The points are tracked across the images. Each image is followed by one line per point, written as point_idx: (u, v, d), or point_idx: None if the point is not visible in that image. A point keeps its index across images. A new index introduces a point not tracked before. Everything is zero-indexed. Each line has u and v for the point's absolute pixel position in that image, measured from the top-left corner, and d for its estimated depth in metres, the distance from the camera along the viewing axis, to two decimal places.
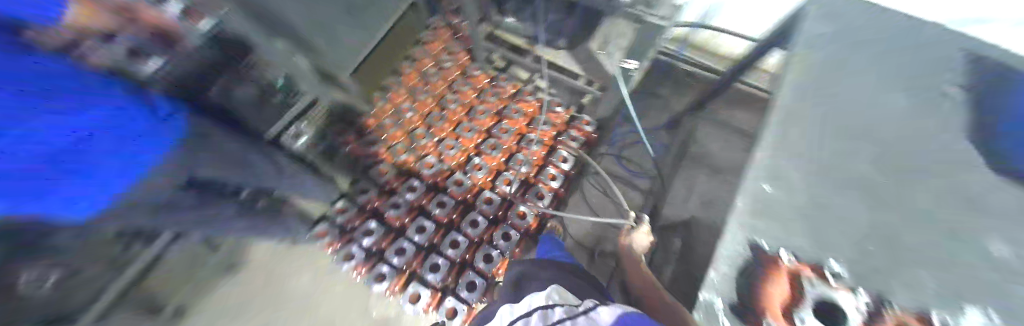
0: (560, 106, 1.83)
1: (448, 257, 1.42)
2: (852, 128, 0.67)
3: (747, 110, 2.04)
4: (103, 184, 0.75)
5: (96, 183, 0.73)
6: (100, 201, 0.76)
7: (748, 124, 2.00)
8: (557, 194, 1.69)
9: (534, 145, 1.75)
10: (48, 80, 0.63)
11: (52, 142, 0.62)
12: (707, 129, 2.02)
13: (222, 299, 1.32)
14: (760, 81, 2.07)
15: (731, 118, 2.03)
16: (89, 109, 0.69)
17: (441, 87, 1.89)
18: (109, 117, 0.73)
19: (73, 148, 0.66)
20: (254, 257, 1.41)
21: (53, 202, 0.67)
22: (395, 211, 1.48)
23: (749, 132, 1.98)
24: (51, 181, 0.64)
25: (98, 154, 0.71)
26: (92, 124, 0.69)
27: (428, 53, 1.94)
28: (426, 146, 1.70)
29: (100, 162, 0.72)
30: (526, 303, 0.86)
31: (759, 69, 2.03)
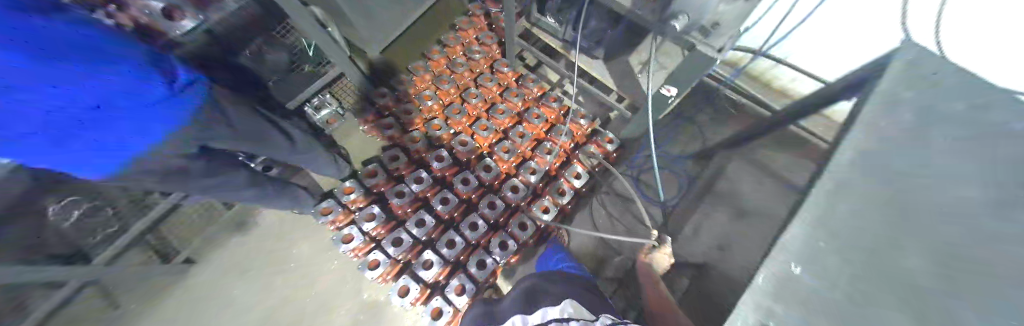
0: (585, 118, 1.73)
1: (443, 256, 1.43)
2: (947, 203, 0.50)
3: (793, 155, 1.83)
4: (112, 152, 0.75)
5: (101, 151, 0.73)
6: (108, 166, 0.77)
7: (792, 171, 1.79)
8: (563, 210, 1.64)
9: (549, 155, 1.68)
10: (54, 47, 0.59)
11: (34, 110, 0.59)
12: (744, 166, 1.84)
13: (233, 249, 1.51)
14: (816, 123, 1.84)
15: (773, 160, 1.83)
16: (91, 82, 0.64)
17: (466, 78, 1.84)
18: (109, 91, 0.66)
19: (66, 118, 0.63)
20: (266, 221, 1.55)
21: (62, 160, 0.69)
22: (399, 200, 1.48)
23: (791, 178, 1.78)
24: (43, 144, 0.64)
25: (96, 124, 0.68)
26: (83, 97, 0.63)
27: (460, 40, 1.89)
28: (441, 138, 1.69)
29: (97, 133, 0.69)
30: (540, 314, 0.89)
31: (822, 114, 1.83)
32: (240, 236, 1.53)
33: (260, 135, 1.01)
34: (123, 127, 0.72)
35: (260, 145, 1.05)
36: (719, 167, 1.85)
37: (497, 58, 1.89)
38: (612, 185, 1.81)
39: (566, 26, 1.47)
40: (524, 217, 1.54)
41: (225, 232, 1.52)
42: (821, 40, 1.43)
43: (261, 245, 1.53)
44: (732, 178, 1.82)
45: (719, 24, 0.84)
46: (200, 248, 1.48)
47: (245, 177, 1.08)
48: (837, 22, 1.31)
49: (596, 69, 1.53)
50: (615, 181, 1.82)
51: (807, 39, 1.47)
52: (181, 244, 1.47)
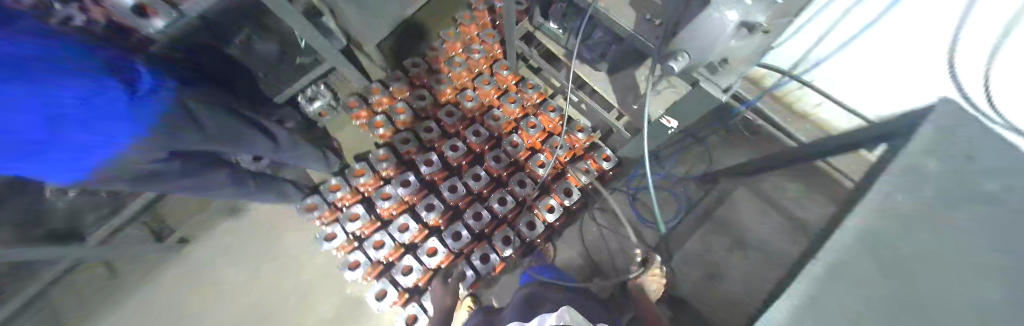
0: (583, 131, 1.63)
1: (424, 263, 1.44)
2: (930, 309, 0.44)
3: (812, 189, 1.63)
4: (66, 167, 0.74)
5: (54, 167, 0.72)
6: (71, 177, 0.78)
7: (807, 207, 1.61)
8: (551, 226, 1.59)
9: (543, 168, 1.60)
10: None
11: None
12: (752, 195, 1.66)
13: (224, 233, 1.56)
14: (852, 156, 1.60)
15: (787, 193, 1.65)
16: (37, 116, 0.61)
17: (464, 79, 1.77)
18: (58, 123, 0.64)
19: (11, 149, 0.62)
20: (256, 211, 1.59)
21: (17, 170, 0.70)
22: (385, 203, 1.48)
23: (804, 215, 1.60)
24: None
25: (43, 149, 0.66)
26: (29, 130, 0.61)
27: (461, 37, 1.79)
28: (432, 141, 1.64)
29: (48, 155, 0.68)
30: (536, 322, 0.81)
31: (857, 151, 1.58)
32: (231, 221, 1.57)
33: (239, 137, 1.02)
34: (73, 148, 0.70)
35: (235, 145, 1.05)
36: (725, 192, 1.68)
37: (499, 59, 1.79)
38: (606, 202, 1.71)
39: (570, 35, 1.41)
40: (509, 231, 1.51)
41: (217, 215, 1.57)
42: (855, 73, 1.26)
43: (251, 233, 1.56)
44: (738, 208, 1.65)
45: (728, 61, 0.77)
46: (194, 230, 1.55)
47: (225, 175, 1.10)
48: (872, 59, 1.15)
49: (599, 82, 1.41)
50: (611, 199, 1.71)
51: (838, 70, 1.30)
52: (177, 225, 1.54)
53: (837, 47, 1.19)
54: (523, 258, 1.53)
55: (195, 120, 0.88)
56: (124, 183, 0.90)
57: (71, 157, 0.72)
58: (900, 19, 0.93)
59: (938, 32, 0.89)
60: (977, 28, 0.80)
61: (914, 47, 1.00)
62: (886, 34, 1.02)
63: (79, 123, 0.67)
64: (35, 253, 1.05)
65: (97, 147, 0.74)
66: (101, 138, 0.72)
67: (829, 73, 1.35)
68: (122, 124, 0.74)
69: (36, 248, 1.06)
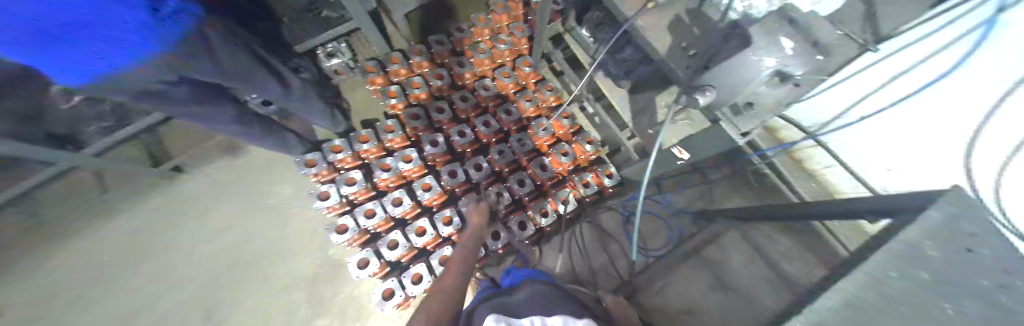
0: (592, 145, 1.64)
1: (410, 241, 1.44)
2: None
3: (801, 247, 1.63)
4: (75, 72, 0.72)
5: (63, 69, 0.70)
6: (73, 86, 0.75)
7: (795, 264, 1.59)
8: (540, 230, 1.60)
9: (545, 171, 1.60)
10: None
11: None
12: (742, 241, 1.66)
13: (217, 170, 1.55)
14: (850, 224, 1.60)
15: (777, 245, 1.64)
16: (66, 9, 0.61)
17: (486, 67, 1.76)
18: (84, 20, 0.65)
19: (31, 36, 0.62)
20: (254, 155, 1.58)
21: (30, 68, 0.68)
22: (385, 175, 1.48)
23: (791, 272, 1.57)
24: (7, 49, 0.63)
25: (61, 46, 0.66)
26: (52, 21, 0.61)
27: (491, 24, 1.77)
28: (442, 122, 1.63)
29: (63, 53, 0.67)
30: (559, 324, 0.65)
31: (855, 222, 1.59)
32: (227, 159, 1.57)
33: (251, 76, 1.02)
34: (86, 51, 0.70)
35: (250, 86, 1.06)
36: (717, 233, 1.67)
37: (524, 55, 1.79)
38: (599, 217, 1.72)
39: (601, 45, 1.40)
40: (500, 228, 1.51)
41: (215, 152, 1.56)
42: (874, 142, 1.25)
43: (247, 174, 1.56)
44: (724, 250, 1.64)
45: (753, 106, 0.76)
46: (188, 161, 1.54)
47: (231, 112, 1.10)
48: (898, 130, 1.13)
49: (619, 98, 1.44)
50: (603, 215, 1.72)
51: (864, 134, 1.26)
52: (175, 153, 1.54)
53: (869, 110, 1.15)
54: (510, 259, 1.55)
55: (209, 53, 0.87)
56: (125, 97, 0.88)
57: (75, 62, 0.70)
58: (946, 89, 0.91)
59: (973, 112, 0.88)
60: (1014, 114, 0.78)
61: (941, 126, 0.98)
62: (923, 106, 1.01)
63: (95, 25, 0.66)
64: (32, 150, 1.06)
65: (104, 57, 0.72)
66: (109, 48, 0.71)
67: (846, 136, 1.34)
68: (134, 41, 0.73)
69: (32, 147, 1.07)
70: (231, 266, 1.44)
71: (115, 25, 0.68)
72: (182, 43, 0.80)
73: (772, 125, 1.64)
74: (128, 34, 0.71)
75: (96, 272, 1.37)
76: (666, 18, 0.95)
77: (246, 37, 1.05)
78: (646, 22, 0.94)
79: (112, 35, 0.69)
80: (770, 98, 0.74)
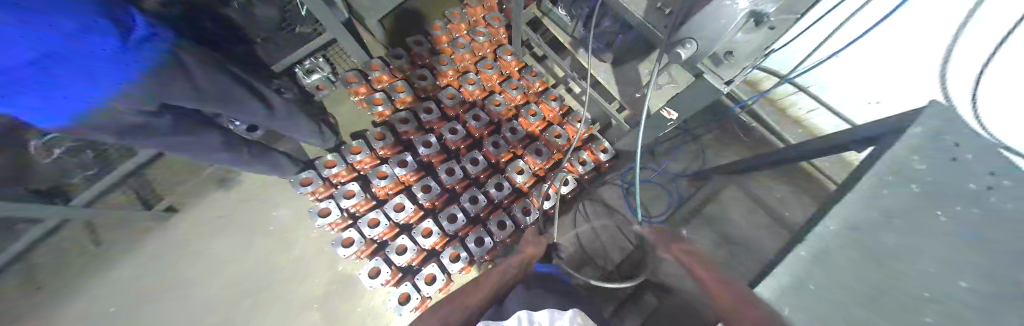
0: (583, 123, 1.65)
1: (418, 244, 1.44)
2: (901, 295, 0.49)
3: (795, 192, 1.68)
4: (57, 107, 0.72)
5: (47, 104, 0.70)
6: (58, 120, 0.75)
7: (791, 209, 1.64)
8: (546, 214, 1.61)
9: (540, 155, 1.61)
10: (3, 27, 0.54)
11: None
12: (740, 194, 1.71)
13: (212, 203, 1.52)
14: (841, 163, 1.65)
15: (774, 194, 1.69)
16: (34, 49, 0.59)
17: (467, 62, 1.75)
18: (58, 57, 0.63)
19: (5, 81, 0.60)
20: (248, 182, 1.56)
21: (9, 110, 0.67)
22: (383, 182, 1.47)
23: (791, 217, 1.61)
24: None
25: (39, 85, 0.65)
26: (26, 64, 0.60)
27: (466, 18, 1.77)
28: (432, 123, 1.63)
29: (41, 91, 0.66)
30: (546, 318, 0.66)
31: (843, 158, 1.65)
32: (221, 192, 1.54)
33: (233, 99, 1.00)
34: (66, 87, 0.69)
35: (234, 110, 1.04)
36: (716, 190, 1.71)
37: (503, 44, 1.79)
38: (598, 193, 1.75)
39: (577, 21, 1.41)
40: (507, 218, 1.52)
41: (207, 186, 1.53)
42: (850, 76, 1.29)
43: (244, 204, 1.53)
44: (724, 206, 1.69)
45: (734, 54, 0.78)
46: (182, 198, 1.51)
47: (219, 140, 1.09)
48: (872, 61, 1.17)
49: (603, 72, 1.44)
50: (602, 190, 1.75)
51: (841, 73, 1.30)
52: (168, 193, 1.51)
53: (843, 47, 1.18)
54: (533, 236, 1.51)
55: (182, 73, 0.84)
56: (107, 137, 0.86)
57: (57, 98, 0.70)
58: (912, 13, 0.95)
59: (946, 29, 0.91)
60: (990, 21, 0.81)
61: (914, 47, 1.02)
62: (892, 32, 1.04)
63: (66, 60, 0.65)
64: (23, 208, 1.04)
65: (81, 88, 0.71)
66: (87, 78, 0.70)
67: (821, 77, 1.39)
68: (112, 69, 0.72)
69: (20, 204, 1.04)
70: (242, 297, 1.42)
71: (91, 57, 0.67)
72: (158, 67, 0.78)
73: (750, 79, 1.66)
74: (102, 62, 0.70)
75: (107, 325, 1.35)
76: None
77: (223, 62, 1.03)
78: None
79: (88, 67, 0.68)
80: (750, 47, 0.76)
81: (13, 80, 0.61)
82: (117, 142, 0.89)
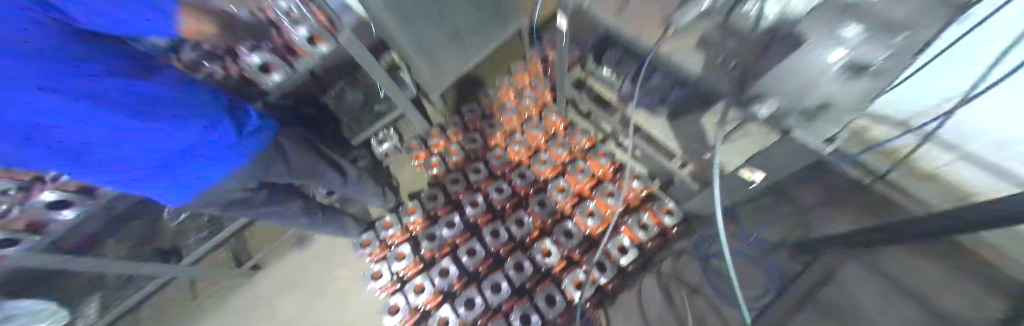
0: (639, 180, 1.49)
1: (460, 316, 1.33)
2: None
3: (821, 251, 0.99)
4: (201, 174, 0.85)
5: (198, 167, 0.83)
6: (208, 175, 0.87)
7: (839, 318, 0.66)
8: (603, 287, 1.37)
9: (591, 216, 1.46)
10: (155, 129, 0.71)
11: (163, 152, 0.76)
12: None
13: (288, 262, 1.72)
14: None
15: (854, 319, 0.75)
16: (168, 134, 0.74)
17: (514, 124, 1.84)
18: (185, 140, 0.77)
19: (159, 160, 0.76)
20: (320, 242, 1.74)
21: (164, 175, 0.80)
22: (429, 244, 1.50)
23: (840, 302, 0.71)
24: (179, 161, 0.80)
25: (192, 160, 0.82)
26: (171, 146, 0.76)
27: (513, 86, 1.92)
28: (481, 182, 1.69)
29: (185, 165, 0.81)
30: None
31: None
32: (298, 251, 1.74)
33: (316, 174, 1.19)
34: (198, 170, 0.84)
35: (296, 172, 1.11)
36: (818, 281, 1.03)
37: (549, 104, 1.85)
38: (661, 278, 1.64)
39: (625, 80, 1.39)
40: (557, 292, 1.34)
41: (286, 246, 1.75)
42: None
43: (309, 267, 1.69)
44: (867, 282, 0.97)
45: None
46: (264, 258, 1.72)
47: (299, 208, 1.24)
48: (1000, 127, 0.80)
49: (657, 127, 1.39)
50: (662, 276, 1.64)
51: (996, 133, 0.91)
52: (252, 252, 1.72)
53: None
54: (592, 313, 1.33)
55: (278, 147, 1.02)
56: (212, 209, 0.99)
57: (163, 168, 0.79)
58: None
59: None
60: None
61: None
62: None
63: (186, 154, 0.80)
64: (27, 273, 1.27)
65: (243, 151, 0.90)
66: (206, 138, 0.81)
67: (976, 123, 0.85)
68: (302, 169, 1.12)
69: (142, 263, 1.23)
70: None
71: (205, 158, 0.83)
72: (298, 137, 1.17)
73: (735, 17, 1.10)
74: (224, 152, 0.86)
75: None
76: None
77: (299, 153, 1.10)
78: None
79: (208, 147, 0.82)
80: (829, 93, 0.76)
81: (172, 165, 0.79)
82: (219, 212, 1.01)
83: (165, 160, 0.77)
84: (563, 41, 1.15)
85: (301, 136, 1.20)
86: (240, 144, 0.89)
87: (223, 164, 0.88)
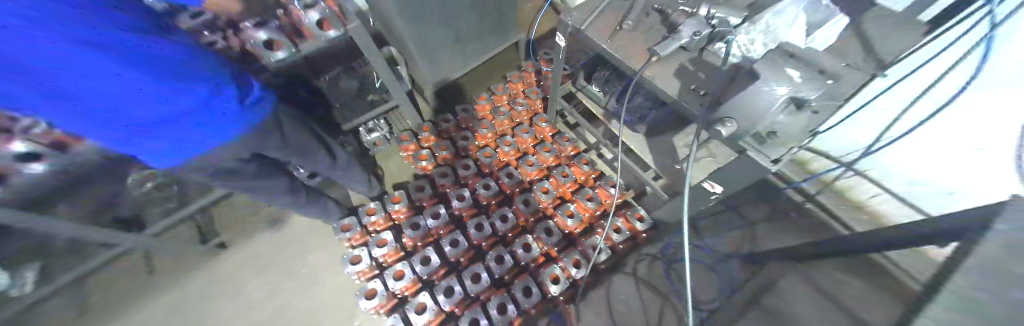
0: (615, 188, 1.63)
1: (439, 303, 1.37)
2: None
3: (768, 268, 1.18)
4: (203, 139, 0.85)
5: (201, 131, 0.83)
6: (210, 140, 0.87)
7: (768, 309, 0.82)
8: (576, 284, 1.46)
9: (571, 217, 1.57)
10: (168, 88, 0.71)
11: (168, 113, 0.74)
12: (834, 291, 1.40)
13: (260, 243, 1.67)
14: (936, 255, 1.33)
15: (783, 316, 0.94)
16: (180, 93, 0.74)
17: (505, 126, 1.93)
18: (195, 102, 0.78)
19: (165, 121, 0.75)
20: (297, 225, 1.71)
21: (164, 139, 0.78)
22: (413, 232, 1.53)
23: None
24: (182, 124, 0.79)
25: (198, 124, 0.81)
26: (180, 107, 0.75)
27: (508, 91, 2.01)
28: (469, 177, 1.75)
29: (188, 128, 0.80)
30: None
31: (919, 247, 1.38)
32: (271, 232, 1.70)
33: (308, 151, 1.19)
34: (198, 135, 0.83)
35: (290, 148, 1.11)
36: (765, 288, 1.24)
37: (539, 112, 1.96)
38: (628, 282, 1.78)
39: (611, 97, 1.53)
40: (534, 286, 1.41)
41: (258, 227, 1.71)
42: (920, 161, 1.18)
43: (283, 249, 1.65)
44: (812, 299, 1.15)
45: (778, 134, 0.74)
46: (234, 237, 1.69)
47: (286, 184, 1.23)
48: (919, 164, 1.18)
49: (635, 142, 1.53)
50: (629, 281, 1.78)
51: (903, 159, 1.22)
52: (220, 230, 1.70)
53: (895, 132, 1.15)
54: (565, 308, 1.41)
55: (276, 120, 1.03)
56: (198, 176, 0.98)
57: (165, 132, 0.77)
58: (975, 104, 0.94)
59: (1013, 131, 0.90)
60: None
61: (990, 128, 0.94)
62: (962, 115, 0.99)
63: (191, 117, 0.79)
64: None
65: (245, 118, 0.92)
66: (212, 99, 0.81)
67: (912, 167, 1.20)
68: (295, 145, 1.13)
69: (96, 228, 1.15)
70: None
71: (209, 123, 0.83)
72: (294, 114, 1.18)
73: (706, 53, 0.96)
74: (229, 117, 0.87)
75: None
76: (643, 49, 1.06)
77: (294, 129, 1.11)
78: (654, 71, 0.99)
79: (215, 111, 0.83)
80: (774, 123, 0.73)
81: (175, 128, 0.78)
82: (206, 180, 1.00)
83: (170, 122, 0.76)
84: (559, 57, 1.27)
85: (296, 114, 1.21)
86: (244, 110, 0.91)
87: (225, 130, 0.88)
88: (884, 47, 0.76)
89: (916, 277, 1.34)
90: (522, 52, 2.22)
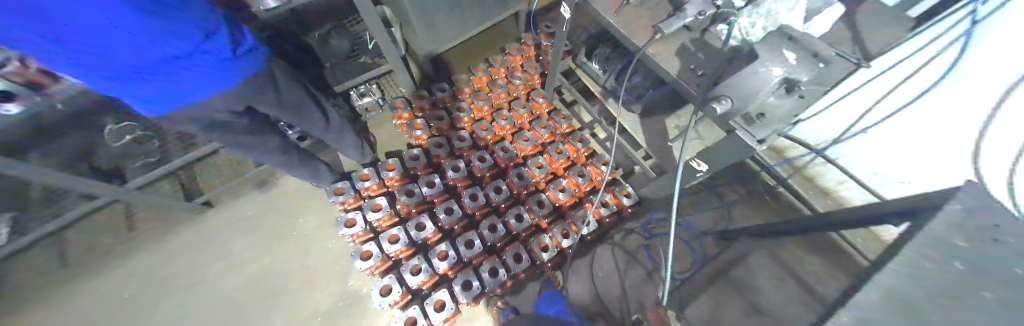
0: (606, 166, 1.68)
1: (432, 267, 1.43)
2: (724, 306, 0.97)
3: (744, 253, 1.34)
4: (195, 87, 0.81)
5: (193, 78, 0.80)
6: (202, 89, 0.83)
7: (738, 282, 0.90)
8: (563, 253, 1.55)
9: (563, 192, 1.63)
10: (158, 29, 0.67)
11: (160, 55, 0.71)
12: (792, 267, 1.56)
13: (247, 203, 1.65)
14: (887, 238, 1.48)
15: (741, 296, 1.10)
16: (171, 35, 0.70)
17: (502, 100, 1.91)
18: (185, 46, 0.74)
19: (154, 63, 0.72)
20: (288, 187, 1.70)
21: (155, 82, 0.75)
22: (408, 199, 1.54)
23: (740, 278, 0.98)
24: (173, 68, 0.75)
25: (190, 70, 0.78)
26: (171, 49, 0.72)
27: (506, 63, 1.97)
28: (464, 149, 1.75)
29: (179, 73, 0.77)
30: None
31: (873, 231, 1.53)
32: (258, 193, 1.68)
33: (299, 110, 1.14)
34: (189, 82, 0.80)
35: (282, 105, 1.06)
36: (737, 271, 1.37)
37: (537, 87, 1.95)
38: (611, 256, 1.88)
39: (610, 74, 1.54)
40: (524, 254, 1.48)
41: (245, 187, 1.68)
42: (881, 152, 1.31)
43: (271, 210, 1.64)
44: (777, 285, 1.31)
45: (767, 116, 0.78)
46: (221, 195, 1.66)
47: (277, 143, 1.20)
48: (878, 154, 1.32)
49: (629, 122, 1.57)
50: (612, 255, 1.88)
51: (865, 150, 1.35)
52: (205, 189, 1.65)
53: (867, 124, 1.25)
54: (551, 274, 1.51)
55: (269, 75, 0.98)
56: (184, 126, 0.94)
57: (156, 75, 0.74)
58: (941, 97, 1.01)
59: (964, 125, 1.01)
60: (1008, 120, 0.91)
61: (949, 122, 1.05)
62: (927, 110, 1.08)
63: (182, 63, 0.76)
64: None
65: (238, 69, 0.87)
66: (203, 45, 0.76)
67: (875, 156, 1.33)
68: (287, 103, 1.08)
69: (71, 177, 1.10)
70: (252, 299, 1.46)
71: (202, 70, 0.80)
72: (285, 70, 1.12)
73: (708, 35, 0.99)
74: (223, 68, 0.84)
75: (142, 295, 1.45)
76: (649, 25, 1.06)
77: (286, 85, 1.06)
78: (657, 49, 1.00)
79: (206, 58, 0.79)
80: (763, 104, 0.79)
81: (166, 71, 0.75)
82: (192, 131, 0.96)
83: (161, 64, 0.73)
84: (562, 30, 1.25)
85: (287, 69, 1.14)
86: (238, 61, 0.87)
87: (219, 80, 0.85)
88: (873, 39, 0.81)
89: (866, 256, 1.49)
90: (521, 23, 2.15)
